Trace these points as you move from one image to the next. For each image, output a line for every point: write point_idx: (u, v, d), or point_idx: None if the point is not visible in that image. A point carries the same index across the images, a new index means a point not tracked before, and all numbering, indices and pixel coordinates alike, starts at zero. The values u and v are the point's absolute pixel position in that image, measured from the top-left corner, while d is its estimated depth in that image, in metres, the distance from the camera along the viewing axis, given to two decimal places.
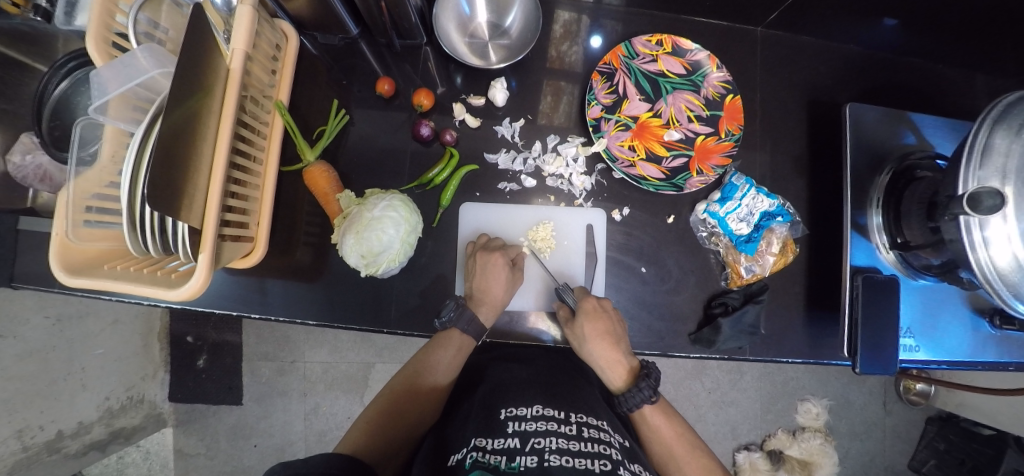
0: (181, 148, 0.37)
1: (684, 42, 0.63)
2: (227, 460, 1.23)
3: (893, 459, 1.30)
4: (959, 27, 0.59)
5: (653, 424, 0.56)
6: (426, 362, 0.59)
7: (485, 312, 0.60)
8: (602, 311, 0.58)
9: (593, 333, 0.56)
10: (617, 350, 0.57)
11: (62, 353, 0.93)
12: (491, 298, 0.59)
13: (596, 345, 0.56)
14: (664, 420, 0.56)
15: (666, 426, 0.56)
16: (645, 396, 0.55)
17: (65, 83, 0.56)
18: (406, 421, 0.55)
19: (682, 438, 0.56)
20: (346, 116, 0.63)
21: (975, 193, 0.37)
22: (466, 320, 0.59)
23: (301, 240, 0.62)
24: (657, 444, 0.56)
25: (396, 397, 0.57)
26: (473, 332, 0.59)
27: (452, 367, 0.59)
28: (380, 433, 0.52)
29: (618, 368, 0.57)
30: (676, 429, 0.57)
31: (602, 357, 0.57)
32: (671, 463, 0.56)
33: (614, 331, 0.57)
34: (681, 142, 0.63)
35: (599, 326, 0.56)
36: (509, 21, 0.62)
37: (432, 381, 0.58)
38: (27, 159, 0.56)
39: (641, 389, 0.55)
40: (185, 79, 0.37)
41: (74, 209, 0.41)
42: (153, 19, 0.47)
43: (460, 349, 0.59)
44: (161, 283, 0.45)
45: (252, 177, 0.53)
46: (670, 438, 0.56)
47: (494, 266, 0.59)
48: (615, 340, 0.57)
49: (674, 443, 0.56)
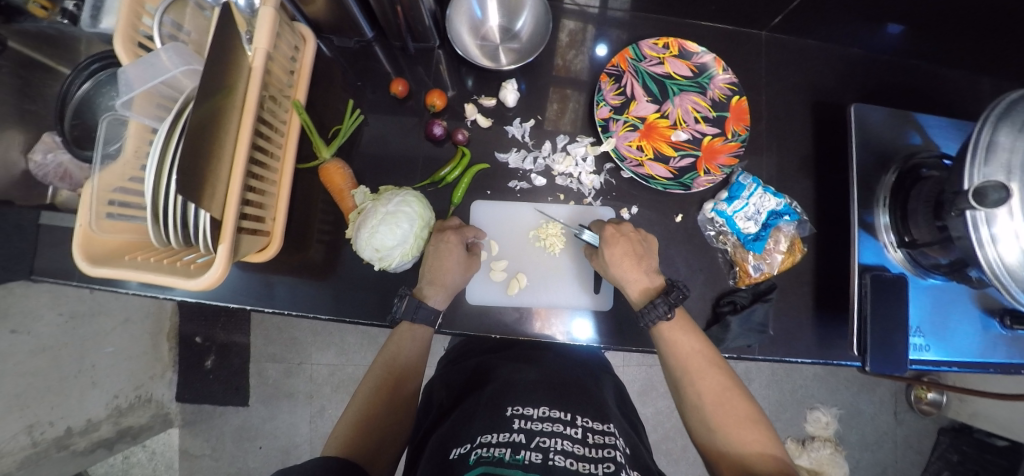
0: (206, 138, 0.38)
1: (690, 45, 0.64)
2: (232, 462, 1.23)
3: (905, 471, 1.27)
4: (960, 35, 0.61)
5: (670, 340, 0.53)
6: (386, 360, 0.58)
7: (436, 296, 0.58)
8: (621, 235, 0.57)
9: (613, 256, 0.56)
10: (639, 267, 0.56)
11: (74, 350, 0.93)
12: (444, 281, 0.58)
13: (615, 265, 0.56)
14: (684, 336, 0.53)
15: (685, 342, 0.53)
16: (661, 312, 0.53)
17: (88, 84, 0.59)
18: (385, 413, 0.54)
19: (701, 354, 0.53)
20: (361, 116, 0.65)
21: (981, 186, 0.37)
22: (416, 308, 0.57)
23: (314, 238, 0.63)
24: (674, 359, 0.53)
25: (368, 401, 0.55)
26: (423, 318, 0.57)
27: (415, 358, 0.59)
28: (362, 433, 0.51)
29: (640, 286, 0.56)
30: (695, 345, 0.53)
31: (623, 275, 0.56)
32: (685, 378, 0.53)
33: (636, 249, 0.57)
34: (689, 142, 0.64)
35: (620, 248, 0.56)
36: (519, 26, 0.64)
37: (401, 373, 0.57)
38: (49, 158, 0.60)
39: (656, 305, 0.53)
40: (212, 78, 0.38)
41: (98, 201, 0.42)
42: (178, 21, 0.51)
43: (416, 340, 0.59)
44: (180, 274, 0.46)
45: (269, 172, 0.54)
46: (687, 353, 0.53)
47: (448, 246, 0.58)
48: (636, 258, 0.56)
49: (691, 358, 0.53)
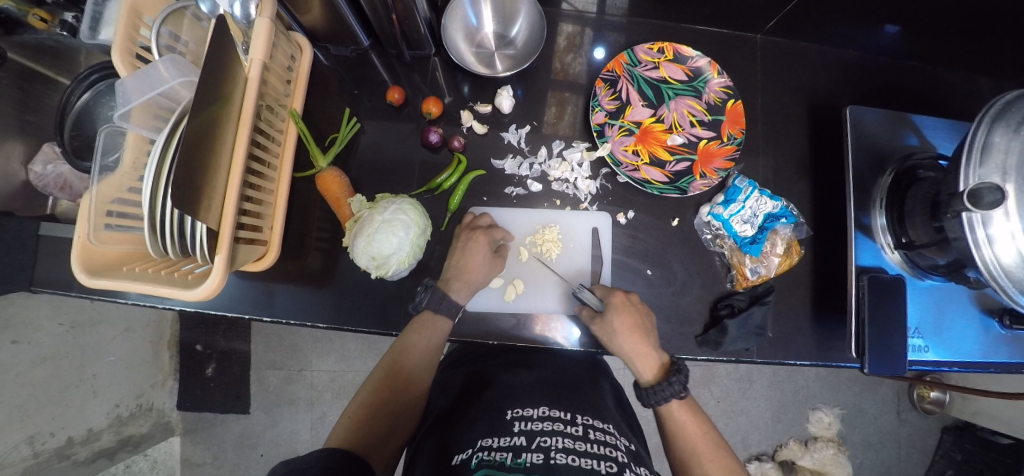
0: (203, 150, 0.39)
1: (685, 49, 0.65)
2: (233, 469, 1.23)
3: (909, 471, 1.27)
4: (955, 36, 0.61)
5: (678, 420, 0.56)
6: (401, 350, 0.57)
7: (458, 291, 0.59)
8: (631, 305, 0.58)
9: (622, 326, 0.55)
10: (646, 342, 0.56)
11: (75, 359, 0.93)
12: (468, 278, 0.60)
13: (626, 338, 0.55)
14: (689, 416, 0.55)
15: (692, 423, 0.55)
16: (675, 390, 0.54)
17: (88, 95, 0.59)
18: (392, 406, 0.55)
19: (707, 437, 0.55)
20: (357, 124, 0.65)
21: (976, 189, 0.37)
22: (439, 301, 0.59)
23: (312, 246, 0.63)
24: (682, 440, 0.55)
25: (380, 384, 0.56)
26: (446, 311, 0.59)
27: (428, 351, 0.58)
28: (367, 425, 0.52)
29: (649, 361, 0.57)
30: (700, 427, 0.55)
31: (632, 350, 0.56)
32: (693, 460, 0.54)
33: (643, 324, 0.57)
34: (684, 146, 0.64)
35: (629, 319, 0.56)
36: (515, 32, 0.64)
37: (410, 365, 0.57)
38: (49, 169, 0.61)
39: (671, 383, 0.54)
40: (208, 88, 0.39)
41: (95, 213, 0.43)
42: (175, 32, 0.51)
43: (436, 330, 0.58)
44: (178, 284, 0.46)
45: (266, 182, 0.54)
46: (694, 435, 0.55)
47: (476, 244, 0.61)
48: (644, 333, 0.56)
49: (698, 440, 0.55)
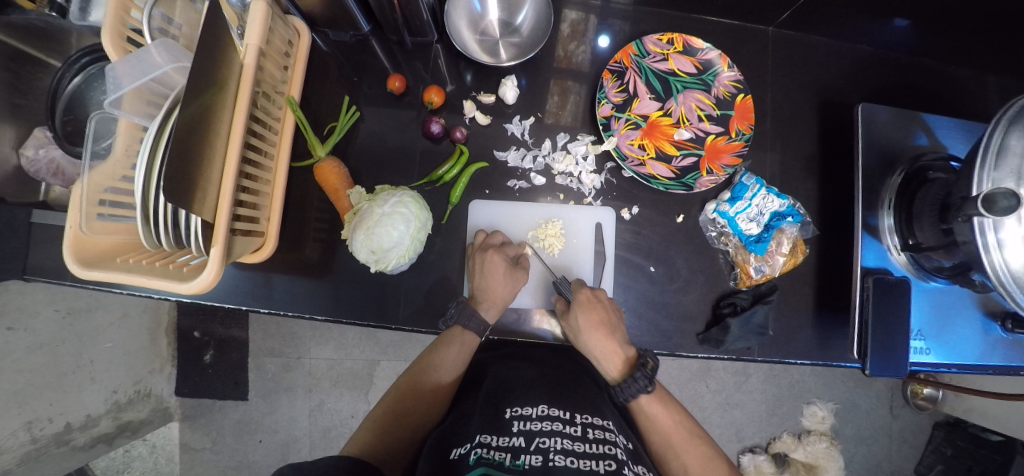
0: (196, 141, 0.37)
1: (695, 40, 0.63)
2: (233, 455, 1.24)
3: (899, 465, 1.29)
4: (972, 32, 0.59)
5: (650, 414, 0.56)
6: (429, 361, 0.58)
7: (487, 309, 0.59)
8: (596, 302, 0.58)
9: (587, 323, 0.56)
10: (612, 339, 0.56)
11: (72, 346, 0.93)
12: (494, 296, 0.58)
13: (591, 336, 0.55)
14: (662, 409, 0.56)
15: (665, 415, 0.56)
16: (641, 386, 0.54)
17: (79, 78, 0.58)
18: (412, 416, 0.54)
19: (681, 427, 0.56)
20: (357, 113, 0.63)
21: (990, 194, 0.36)
22: (468, 316, 0.58)
23: (310, 237, 0.62)
24: (656, 434, 0.56)
25: (402, 394, 0.56)
26: (475, 328, 0.59)
27: (457, 365, 0.58)
28: (385, 434, 0.51)
29: (615, 358, 0.57)
30: (673, 418, 0.56)
31: (599, 348, 0.56)
32: (670, 453, 0.56)
33: (610, 320, 0.57)
34: (691, 141, 0.63)
35: (595, 315, 0.56)
36: (519, 19, 0.62)
37: (436, 378, 0.58)
38: (41, 154, 0.59)
39: (637, 379, 0.54)
40: (201, 74, 0.37)
41: (87, 202, 0.41)
42: (168, 14, 0.49)
43: (464, 346, 0.59)
44: (173, 277, 0.45)
45: (263, 171, 0.53)
46: (668, 427, 0.56)
47: (492, 264, 0.58)
48: (610, 329, 0.56)
49: (673, 431, 0.56)
